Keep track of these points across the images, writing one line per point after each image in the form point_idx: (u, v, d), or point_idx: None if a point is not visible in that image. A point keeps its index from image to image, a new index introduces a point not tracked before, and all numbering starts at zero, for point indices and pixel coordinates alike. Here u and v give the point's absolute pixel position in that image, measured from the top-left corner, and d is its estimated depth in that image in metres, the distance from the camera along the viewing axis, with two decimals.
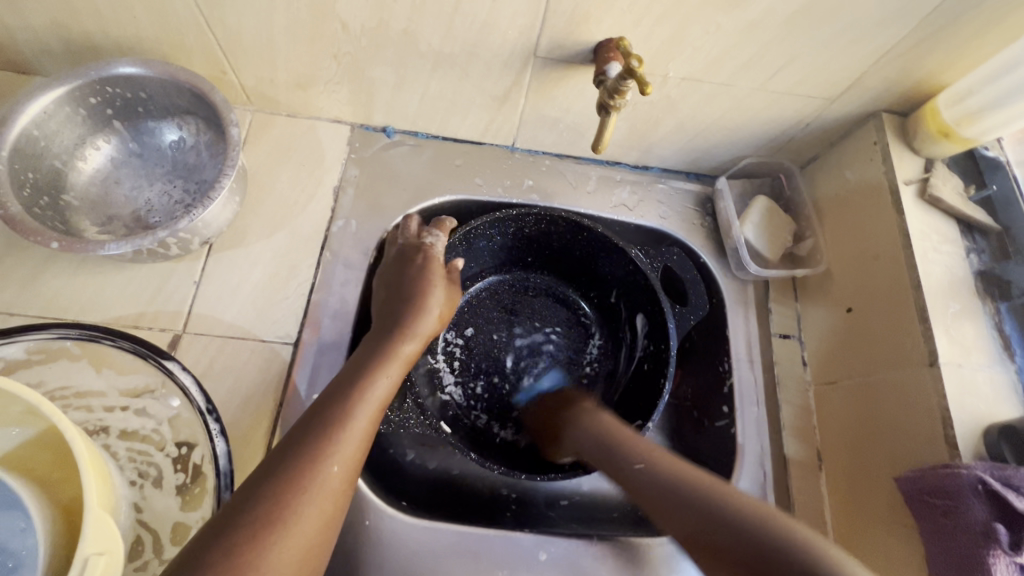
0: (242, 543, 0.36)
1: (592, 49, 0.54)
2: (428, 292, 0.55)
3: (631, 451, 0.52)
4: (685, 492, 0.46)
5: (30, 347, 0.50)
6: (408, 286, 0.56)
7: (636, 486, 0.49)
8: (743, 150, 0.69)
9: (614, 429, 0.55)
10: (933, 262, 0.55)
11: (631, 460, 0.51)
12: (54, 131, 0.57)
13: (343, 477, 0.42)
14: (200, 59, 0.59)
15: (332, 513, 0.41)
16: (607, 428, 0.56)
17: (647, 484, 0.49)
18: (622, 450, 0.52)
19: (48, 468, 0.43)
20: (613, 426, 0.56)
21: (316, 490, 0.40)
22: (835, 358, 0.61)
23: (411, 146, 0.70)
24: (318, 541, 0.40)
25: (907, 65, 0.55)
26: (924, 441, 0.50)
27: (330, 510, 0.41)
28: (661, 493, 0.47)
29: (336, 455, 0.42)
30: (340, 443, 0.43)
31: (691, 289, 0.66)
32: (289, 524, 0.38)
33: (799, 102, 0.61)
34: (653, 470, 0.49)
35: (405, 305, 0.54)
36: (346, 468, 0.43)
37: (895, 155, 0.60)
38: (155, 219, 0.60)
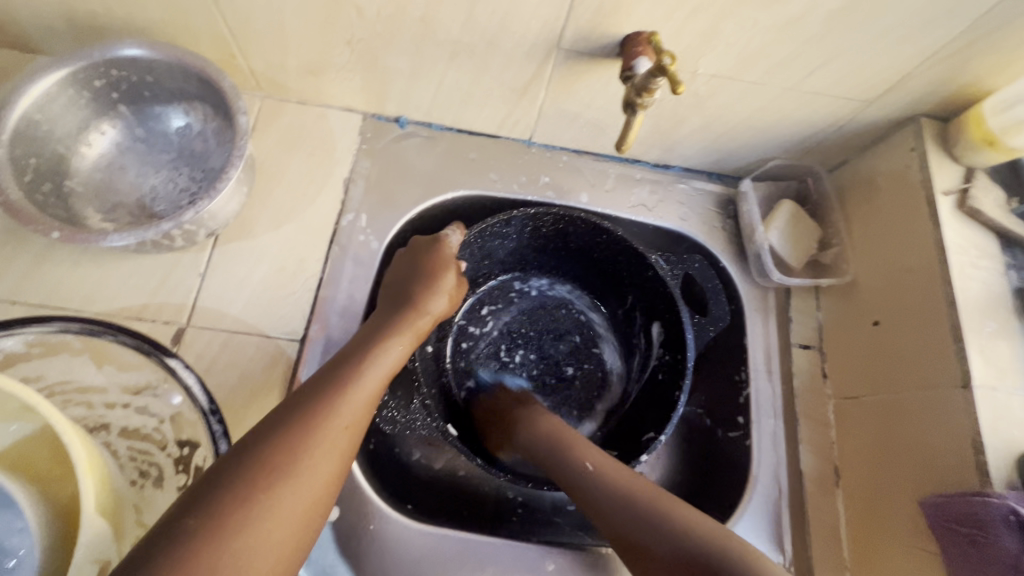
0: (251, 486, 0.37)
1: (619, 43, 0.52)
2: (444, 275, 0.57)
3: (576, 456, 0.51)
4: (641, 512, 0.43)
5: (29, 340, 0.48)
6: (423, 265, 0.58)
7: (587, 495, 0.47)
8: (770, 152, 0.67)
9: (558, 432, 0.54)
10: (969, 278, 0.53)
11: (576, 464, 0.50)
12: (57, 115, 0.55)
13: (352, 434, 0.44)
14: (208, 42, 0.57)
15: (339, 471, 0.42)
16: (551, 426, 0.56)
17: (594, 490, 0.47)
18: (568, 457, 0.51)
19: (46, 467, 0.41)
20: (560, 431, 0.55)
21: (325, 442, 0.41)
22: (859, 373, 0.59)
23: (424, 137, 0.67)
24: (322, 497, 0.41)
25: (952, 68, 0.52)
26: (954, 466, 0.48)
27: (337, 467, 0.42)
28: (606, 504, 0.46)
29: (346, 411, 0.44)
30: (350, 399, 0.45)
31: (712, 300, 0.64)
32: (297, 471, 0.39)
33: (833, 104, 0.58)
34: (600, 480, 0.47)
35: (421, 284, 0.56)
36: (355, 427, 0.44)
37: (933, 163, 0.57)
38: (160, 207, 0.58)
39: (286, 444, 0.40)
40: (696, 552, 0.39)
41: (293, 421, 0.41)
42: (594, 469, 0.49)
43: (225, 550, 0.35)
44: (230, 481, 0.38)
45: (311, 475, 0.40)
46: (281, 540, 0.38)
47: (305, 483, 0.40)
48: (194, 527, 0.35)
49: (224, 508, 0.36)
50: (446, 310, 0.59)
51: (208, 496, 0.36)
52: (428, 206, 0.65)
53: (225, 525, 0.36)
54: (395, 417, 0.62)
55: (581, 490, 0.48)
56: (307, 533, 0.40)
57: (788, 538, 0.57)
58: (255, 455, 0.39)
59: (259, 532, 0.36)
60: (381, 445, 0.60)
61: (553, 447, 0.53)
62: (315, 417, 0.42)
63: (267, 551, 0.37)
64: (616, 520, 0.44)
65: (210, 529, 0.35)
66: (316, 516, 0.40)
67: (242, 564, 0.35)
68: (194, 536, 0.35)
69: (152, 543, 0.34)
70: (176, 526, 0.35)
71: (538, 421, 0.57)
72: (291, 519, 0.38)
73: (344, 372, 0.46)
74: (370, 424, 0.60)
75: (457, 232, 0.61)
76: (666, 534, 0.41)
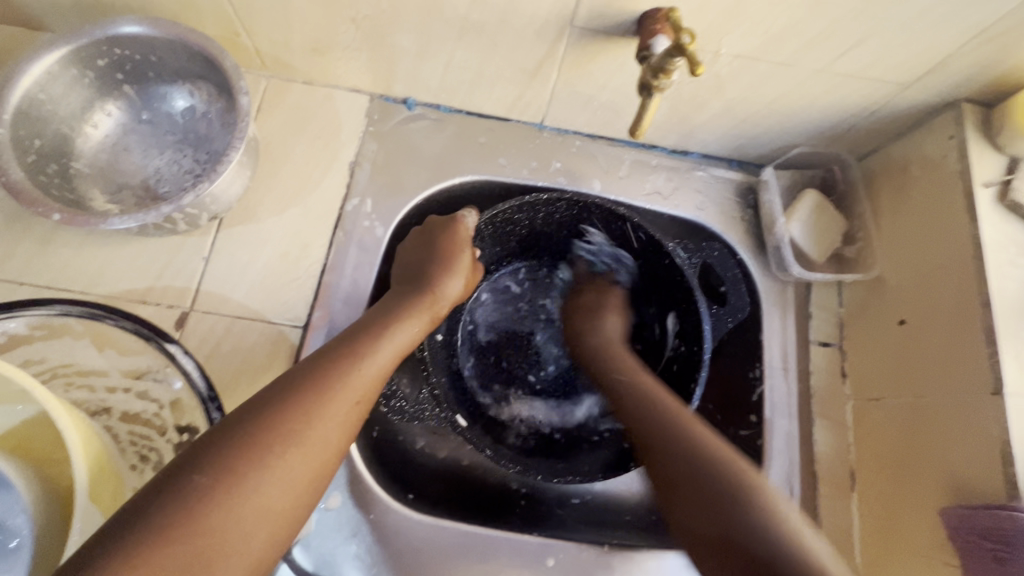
0: (261, 449, 0.37)
1: (636, 20, 0.49)
2: (459, 256, 0.56)
3: (613, 363, 0.57)
4: (653, 408, 0.49)
5: (32, 323, 0.51)
6: (440, 243, 0.56)
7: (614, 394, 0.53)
8: (795, 138, 0.63)
9: (609, 345, 0.61)
10: (1007, 277, 0.49)
11: (610, 370, 0.56)
12: (61, 95, 0.54)
13: (361, 409, 0.43)
14: (210, 19, 0.55)
15: (343, 446, 0.42)
16: (600, 342, 0.61)
17: (621, 388, 0.53)
18: (608, 369, 0.57)
19: (45, 449, 0.41)
20: (607, 346, 0.60)
21: (336, 415, 0.41)
22: (881, 374, 0.56)
23: (432, 120, 0.65)
24: (326, 469, 0.40)
25: (998, 50, 0.48)
26: (982, 473, 0.46)
27: (344, 441, 0.41)
28: (626, 397, 0.52)
29: (358, 385, 0.43)
30: (361, 374, 0.44)
31: (731, 291, 0.64)
32: (307, 442, 0.39)
33: (866, 87, 0.54)
34: (631, 387, 0.53)
35: (437, 264, 0.55)
36: (365, 403, 0.43)
37: (973, 153, 0.53)
38: (164, 189, 0.58)
39: (295, 411, 0.39)
40: (689, 439, 0.45)
41: (305, 389, 0.41)
42: (628, 376, 0.54)
43: (230, 512, 0.35)
44: (235, 439, 0.37)
45: (319, 447, 0.40)
46: (283, 508, 0.38)
47: (311, 455, 0.39)
48: (199, 486, 0.35)
49: (230, 470, 0.36)
50: (461, 292, 0.58)
51: (215, 455, 0.36)
52: (435, 191, 0.64)
53: (233, 486, 0.35)
54: (403, 407, 0.61)
55: (613, 390, 0.54)
56: (308, 503, 0.39)
57: None
58: (265, 418, 0.38)
59: (264, 497, 0.36)
60: (385, 434, 0.60)
61: (595, 358, 0.59)
62: (329, 387, 0.41)
63: (269, 515, 0.37)
64: (629, 412, 0.50)
65: (215, 490, 0.35)
66: (317, 488, 0.40)
67: (244, 527, 0.35)
68: (199, 496, 0.34)
69: (156, 495, 0.34)
70: (182, 482, 0.35)
71: (592, 330, 0.63)
72: (295, 490, 0.38)
73: (357, 345, 0.45)
74: (375, 411, 0.60)
75: (474, 213, 0.59)
76: (665, 426, 0.47)
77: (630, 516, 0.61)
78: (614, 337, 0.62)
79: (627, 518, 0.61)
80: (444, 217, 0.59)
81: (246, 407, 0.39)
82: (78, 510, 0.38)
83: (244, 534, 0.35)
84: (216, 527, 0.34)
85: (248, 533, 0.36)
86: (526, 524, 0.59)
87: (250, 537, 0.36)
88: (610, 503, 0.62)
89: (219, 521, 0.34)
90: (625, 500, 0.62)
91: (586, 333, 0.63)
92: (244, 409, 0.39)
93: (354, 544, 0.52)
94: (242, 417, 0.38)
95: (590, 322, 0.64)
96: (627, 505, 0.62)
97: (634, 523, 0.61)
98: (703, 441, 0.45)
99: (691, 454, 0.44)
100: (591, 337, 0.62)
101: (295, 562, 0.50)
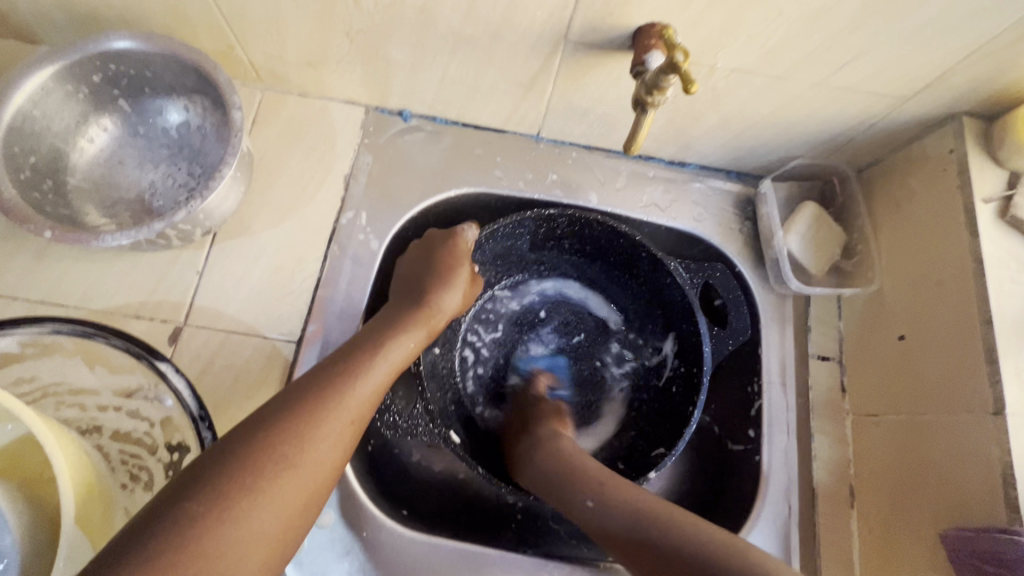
0: (254, 474, 0.37)
1: (632, 34, 0.48)
2: (458, 272, 0.56)
3: (576, 489, 0.48)
4: (634, 528, 0.43)
5: (23, 340, 0.51)
6: (439, 258, 0.56)
7: (599, 527, 0.45)
8: (793, 150, 0.62)
9: (567, 458, 0.52)
10: (1009, 295, 0.48)
11: (578, 500, 0.47)
12: (55, 111, 0.54)
13: (355, 430, 0.43)
14: (205, 33, 0.55)
15: (339, 466, 0.41)
16: (546, 454, 0.53)
17: (602, 521, 0.45)
18: (568, 495, 0.48)
19: (37, 469, 0.41)
20: (559, 462, 0.51)
21: (331, 435, 0.40)
22: (880, 390, 0.56)
23: (428, 132, 0.65)
24: (320, 490, 0.40)
25: (999, 64, 0.47)
26: (983, 495, 0.46)
27: (339, 461, 0.41)
28: (618, 532, 0.44)
29: (352, 405, 0.43)
30: (357, 393, 0.43)
31: (732, 309, 0.62)
32: (300, 464, 0.39)
33: (864, 100, 0.53)
34: (607, 506, 0.45)
35: (436, 278, 0.55)
36: (359, 422, 0.43)
37: (973, 167, 0.52)
38: (159, 203, 0.57)
39: (287, 433, 0.39)
40: (675, 556, 0.40)
41: (298, 410, 0.40)
42: (595, 502, 0.46)
43: (223, 538, 0.35)
44: (227, 463, 0.37)
45: (312, 468, 0.39)
46: (278, 530, 0.37)
47: (305, 476, 0.39)
48: (193, 511, 0.34)
49: (225, 494, 0.35)
50: (461, 306, 0.58)
51: (210, 479, 0.36)
52: (430, 204, 0.64)
53: (226, 511, 0.35)
54: (397, 422, 0.59)
55: (588, 523, 0.46)
56: (302, 525, 0.39)
57: (795, 557, 0.55)
58: (258, 439, 0.38)
59: (258, 521, 0.36)
60: (380, 447, 0.59)
61: (550, 487, 0.50)
62: (323, 406, 0.41)
63: (263, 539, 0.36)
64: (627, 548, 0.43)
65: (210, 515, 0.35)
66: (310, 509, 0.40)
67: (239, 550, 0.35)
68: (192, 522, 0.34)
69: (148, 523, 0.34)
70: (176, 508, 0.34)
71: (546, 442, 0.55)
72: (288, 513, 0.38)
73: (352, 363, 0.45)
74: (371, 425, 0.59)
75: (475, 227, 0.58)
76: (677, 553, 0.40)
77: None
78: (560, 440, 0.55)
79: None
80: (443, 231, 0.58)
81: (239, 428, 0.39)
82: (64, 534, 0.37)
83: (238, 560, 0.35)
84: (210, 554, 0.34)
85: (241, 559, 0.35)
86: (520, 541, 0.59)
87: (243, 562, 0.35)
88: None
89: (213, 548, 0.34)
90: None
91: (529, 458, 0.54)
92: (239, 429, 0.39)
93: (348, 561, 0.52)
94: (235, 439, 0.38)
95: (533, 441, 0.56)
96: None
97: None
98: (689, 541, 0.40)
99: None
100: (537, 462, 0.53)
101: None
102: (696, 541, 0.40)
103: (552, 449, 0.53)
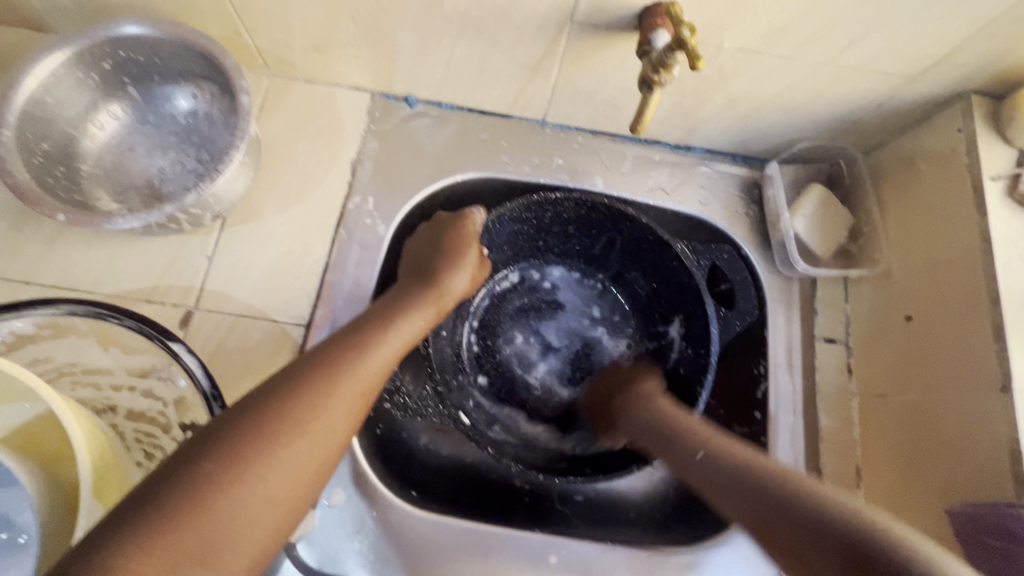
0: (267, 438, 0.37)
1: (638, 14, 0.48)
2: (467, 252, 0.56)
3: (692, 442, 0.50)
4: (755, 489, 0.43)
5: (37, 322, 0.49)
6: (448, 239, 0.56)
7: (705, 477, 0.47)
8: (800, 132, 0.62)
9: (669, 417, 0.54)
10: (1017, 272, 0.48)
11: (686, 452, 0.50)
12: (64, 97, 0.55)
13: (367, 401, 0.43)
14: (213, 19, 0.56)
15: (349, 435, 0.42)
16: (653, 413, 0.55)
17: (705, 473, 0.47)
18: (679, 445, 0.51)
19: (55, 447, 0.41)
20: (663, 415, 0.55)
21: (342, 404, 0.41)
22: (888, 370, 0.56)
23: (434, 117, 0.65)
24: (331, 458, 0.41)
25: (1008, 39, 0.47)
26: (990, 471, 0.46)
27: (350, 430, 0.42)
28: (715, 484, 0.46)
29: (363, 376, 0.43)
30: (367, 364, 0.44)
31: (739, 292, 0.62)
32: (312, 430, 0.39)
33: (871, 80, 0.53)
34: (701, 464, 0.48)
35: (445, 258, 0.55)
36: (369, 394, 0.44)
37: (981, 145, 0.52)
38: (168, 188, 0.58)
39: (300, 401, 0.40)
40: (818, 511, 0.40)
41: (310, 378, 0.41)
42: (706, 457, 0.48)
43: (237, 497, 0.35)
44: (241, 427, 0.37)
45: (324, 436, 0.40)
46: (289, 494, 0.38)
47: (318, 442, 0.39)
48: (207, 471, 0.35)
49: (239, 457, 0.36)
50: (469, 287, 0.58)
51: (225, 441, 0.36)
52: (437, 189, 0.64)
53: (240, 472, 0.36)
54: (407, 403, 0.61)
55: (698, 471, 0.48)
56: (312, 492, 0.40)
57: None
58: (272, 404, 0.39)
59: (270, 484, 0.37)
60: (388, 429, 0.60)
61: (659, 432, 0.53)
62: (334, 376, 0.42)
63: (275, 502, 0.37)
64: (724, 490, 0.45)
65: (224, 476, 0.35)
66: (322, 477, 0.40)
67: (252, 511, 0.36)
68: (207, 481, 0.35)
69: (163, 480, 0.34)
70: (190, 467, 0.35)
71: (647, 403, 0.57)
72: (300, 478, 0.38)
73: (364, 337, 0.46)
74: (380, 408, 0.60)
75: (484, 209, 0.59)
76: (755, 484, 0.44)
77: (635, 513, 0.62)
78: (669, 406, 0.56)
79: (632, 515, 0.61)
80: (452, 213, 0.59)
81: (251, 395, 0.40)
82: (83, 505, 0.39)
83: (250, 521, 0.36)
84: (224, 512, 0.35)
85: (254, 519, 0.36)
86: (533, 520, 0.59)
87: (256, 523, 0.36)
88: (613, 499, 0.62)
89: (227, 507, 0.35)
90: (629, 497, 0.62)
91: (636, 407, 0.57)
92: (252, 395, 0.40)
93: (358, 540, 0.52)
94: (248, 406, 0.39)
95: (623, 396, 0.60)
96: (631, 501, 0.62)
97: (639, 520, 0.61)
98: (823, 508, 0.40)
99: (820, 526, 0.39)
100: (642, 415, 0.56)
101: (298, 558, 0.51)
102: (828, 506, 0.40)
103: (646, 403, 0.57)
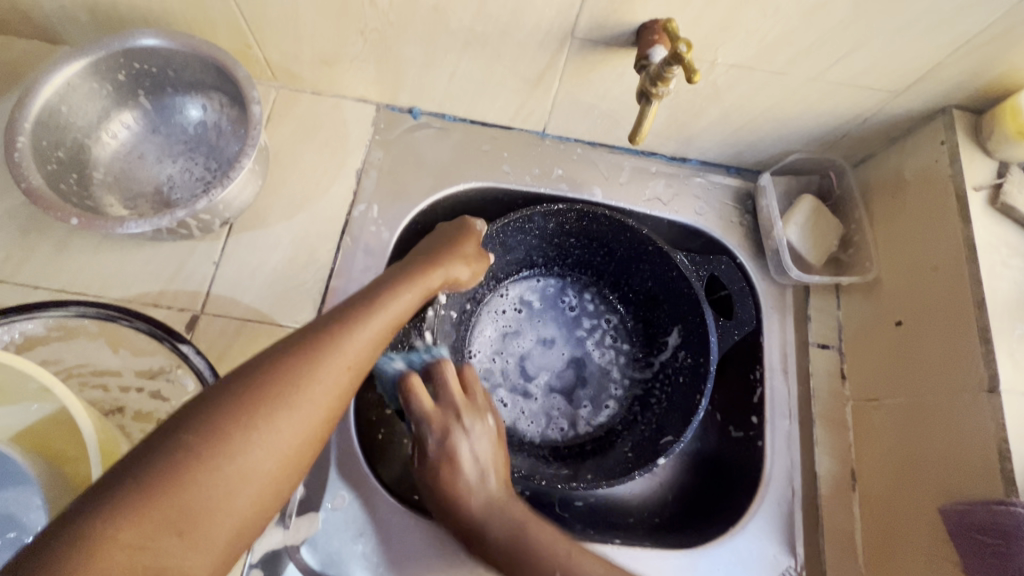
0: (247, 412, 0.37)
1: (636, 31, 0.50)
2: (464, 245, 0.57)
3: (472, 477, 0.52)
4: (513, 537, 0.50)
5: (48, 323, 0.50)
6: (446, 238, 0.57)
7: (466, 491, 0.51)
8: (792, 144, 0.64)
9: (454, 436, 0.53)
10: (1000, 278, 0.50)
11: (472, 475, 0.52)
12: (78, 105, 0.56)
13: (353, 376, 0.42)
14: (224, 32, 0.57)
15: (335, 410, 0.41)
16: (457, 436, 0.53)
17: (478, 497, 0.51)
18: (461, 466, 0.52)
19: (61, 445, 0.42)
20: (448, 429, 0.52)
21: (325, 379, 0.40)
22: (877, 374, 0.57)
23: (437, 129, 0.67)
24: (315, 434, 0.40)
25: (986, 57, 0.50)
26: (981, 469, 0.47)
27: (335, 406, 0.41)
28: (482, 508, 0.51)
29: (348, 351, 0.42)
30: (354, 338, 0.42)
31: (737, 302, 0.62)
32: (293, 406, 0.38)
33: (858, 95, 0.55)
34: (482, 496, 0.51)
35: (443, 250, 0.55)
36: (357, 370, 0.42)
37: (964, 156, 0.54)
38: (177, 195, 0.59)
39: (280, 376, 0.39)
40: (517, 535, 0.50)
41: (291, 353, 0.40)
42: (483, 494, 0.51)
43: (215, 470, 0.35)
44: (221, 402, 0.37)
45: (306, 411, 0.39)
46: (270, 468, 0.38)
47: (300, 417, 0.39)
48: (188, 443, 0.35)
49: (217, 432, 0.36)
50: (468, 280, 0.57)
51: (207, 413, 0.36)
52: (440, 197, 0.65)
53: (220, 446, 0.36)
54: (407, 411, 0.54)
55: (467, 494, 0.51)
56: (298, 465, 0.39)
57: (800, 541, 0.56)
58: (253, 380, 0.38)
59: (249, 458, 0.36)
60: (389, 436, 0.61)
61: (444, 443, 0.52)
62: (318, 351, 0.41)
63: (255, 476, 0.37)
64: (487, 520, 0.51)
65: (202, 448, 0.35)
66: (307, 452, 0.40)
67: (231, 484, 0.36)
68: (188, 453, 0.35)
69: (147, 451, 0.35)
70: (170, 441, 0.35)
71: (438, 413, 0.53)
72: (280, 452, 0.38)
73: (351, 312, 0.44)
74: (384, 414, 0.62)
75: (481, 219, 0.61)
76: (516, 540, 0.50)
77: (633, 518, 0.63)
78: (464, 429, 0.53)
79: (631, 519, 0.63)
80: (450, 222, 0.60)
81: (236, 370, 0.39)
82: None
83: (228, 493, 0.36)
84: (202, 484, 0.35)
85: (231, 493, 0.36)
86: None
87: (233, 496, 0.36)
88: (614, 503, 0.63)
89: (206, 479, 0.35)
90: (629, 502, 0.64)
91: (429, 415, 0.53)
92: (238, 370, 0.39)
93: (360, 544, 0.52)
94: (232, 380, 0.38)
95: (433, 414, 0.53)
96: (631, 507, 0.64)
97: (638, 524, 0.62)
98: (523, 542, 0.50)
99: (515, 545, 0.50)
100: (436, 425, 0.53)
101: (302, 562, 0.51)
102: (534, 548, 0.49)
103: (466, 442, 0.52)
